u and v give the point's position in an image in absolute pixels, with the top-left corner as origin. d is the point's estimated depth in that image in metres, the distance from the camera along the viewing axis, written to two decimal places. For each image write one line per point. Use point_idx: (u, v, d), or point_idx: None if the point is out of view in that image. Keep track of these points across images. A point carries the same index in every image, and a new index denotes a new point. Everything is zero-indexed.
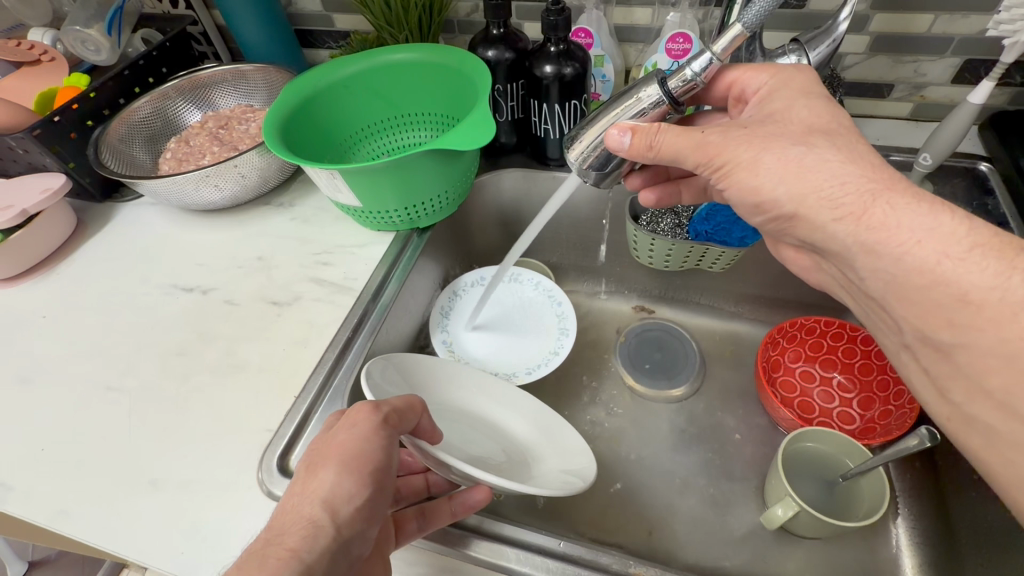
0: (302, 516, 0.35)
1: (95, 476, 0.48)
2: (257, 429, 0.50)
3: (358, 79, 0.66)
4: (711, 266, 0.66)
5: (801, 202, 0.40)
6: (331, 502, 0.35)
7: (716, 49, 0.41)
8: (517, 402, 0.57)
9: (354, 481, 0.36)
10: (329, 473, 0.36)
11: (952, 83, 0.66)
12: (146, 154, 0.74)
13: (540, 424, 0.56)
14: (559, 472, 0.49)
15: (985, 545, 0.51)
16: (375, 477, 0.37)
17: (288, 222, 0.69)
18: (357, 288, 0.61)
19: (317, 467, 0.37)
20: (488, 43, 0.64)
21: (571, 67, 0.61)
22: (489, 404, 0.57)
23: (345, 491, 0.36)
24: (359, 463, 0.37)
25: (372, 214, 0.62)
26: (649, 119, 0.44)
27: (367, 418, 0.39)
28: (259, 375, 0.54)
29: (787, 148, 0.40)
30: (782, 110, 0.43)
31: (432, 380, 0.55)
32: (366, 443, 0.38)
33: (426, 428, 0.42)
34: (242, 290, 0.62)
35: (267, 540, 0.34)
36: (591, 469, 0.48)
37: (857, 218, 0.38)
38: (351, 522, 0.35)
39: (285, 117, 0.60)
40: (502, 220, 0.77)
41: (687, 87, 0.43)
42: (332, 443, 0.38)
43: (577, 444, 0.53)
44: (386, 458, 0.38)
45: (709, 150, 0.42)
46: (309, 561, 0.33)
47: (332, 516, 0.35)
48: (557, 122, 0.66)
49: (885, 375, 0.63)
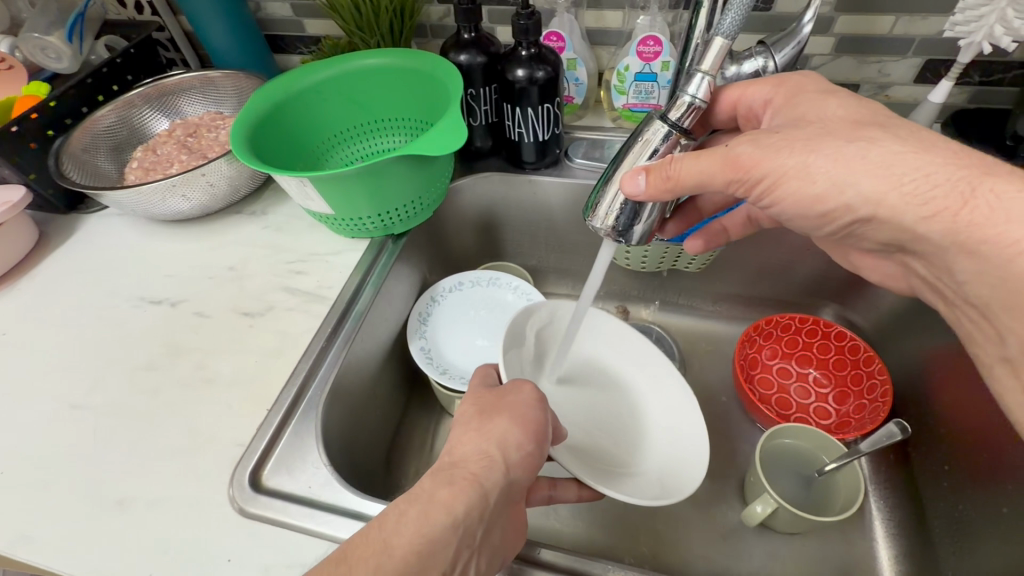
0: (479, 450, 0.40)
1: (62, 496, 0.46)
2: (228, 443, 0.49)
3: (329, 84, 0.65)
4: (687, 266, 0.68)
5: (882, 201, 0.39)
6: (503, 443, 0.41)
7: (707, 69, 0.41)
8: (666, 383, 0.57)
9: (521, 433, 0.41)
10: (503, 421, 0.42)
11: (914, 83, 0.68)
12: (111, 163, 0.72)
13: (677, 414, 0.54)
14: (658, 473, 0.49)
15: (960, 534, 0.52)
16: (541, 435, 0.42)
17: (261, 230, 0.68)
18: (331, 297, 0.60)
19: (491, 415, 0.43)
20: (460, 47, 0.64)
21: (542, 71, 0.61)
22: (637, 375, 0.59)
23: (515, 438, 0.41)
24: (526, 422, 0.42)
25: (345, 222, 0.61)
26: (664, 152, 0.43)
27: (530, 390, 0.45)
28: (230, 387, 0.53)
29: (842, 147, 0.39)
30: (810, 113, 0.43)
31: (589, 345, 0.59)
32: (534, 409, 0.43)
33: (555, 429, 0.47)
34: (214, 301, 0.61)
35: (451, 464, 0.40)
36: (688, 486, 0.46)
37: (955, 213, 0.37)
38: (518, 464, 0.40)
39: (253, 124, 0.59)
40: (480, 225, 0.77)
41: (689, 112, 0.43)
42: (503, 401, 0.44)
43: (701, 435, 0.51)
44: (545, 425, 0.43)
45: (743, 164, 0.41)
46: (486, 487, 0.38)
47: (503, 453, 0.40)
48: (530, 125, 0.65)
49: (859, 370, 0.64)
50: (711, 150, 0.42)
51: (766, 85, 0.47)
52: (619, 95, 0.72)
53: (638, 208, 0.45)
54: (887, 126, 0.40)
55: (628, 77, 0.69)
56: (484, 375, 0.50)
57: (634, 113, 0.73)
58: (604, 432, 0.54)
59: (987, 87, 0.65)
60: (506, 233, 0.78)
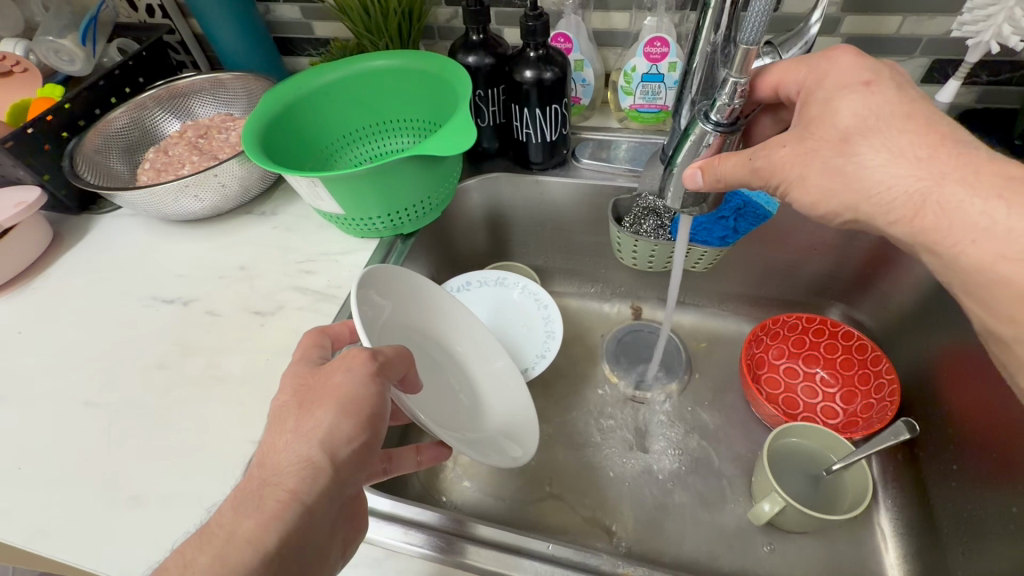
0: (300, 457, 0.35)
1: (76, 492, 0.47)
2: (241, 440, 0.49)
3: (338, 86, 0.66)
4: (695, 265, 0.67)
5: (856, 210, 0.40)
6: (329, 443, 0.35)
7: (735, 72, 0.41)
8: (495, 363, 0.60)
9: (352, 425, 0.36)
10: (328, 414, 0.36)
11: (922, 82, 0.68)
12: (123, 164, 0.72)
13: (515, 396, 0.58)
14: (501, 436, 0.55)
15: (967, 530, 0.52)
16: (374, 419, 0.37)
17: (270, 230, 0.69)
18: (342, 296, 0.61)
19: (313, 406, 0.37)
20: (468, 49, 0.64)
21: (550, 72, 0.61)
22: (463, 345, 0.60)
23: (344, 433, 0.36)
24: (356, 408, 0.37)
25: (356, 221, 0.62)
26: (710, 153, 0.46)
27: (361, 364, 0.38)
28: (242, 385, 0.53)
29: (829, 160, 0.40)
30: (822, 116, 0.40)
31: (422, 302, 0.57)
32: (363, 387, 0.37)
33: (411, 379, 0.43)
34: (225, 300, 0.62)
35: (263, 481, 0.35)
36: (529, 447, 0.53)
37: (910, 221, 0.38)
38: (348, 463, 0.36)
39: (264, 126, 0.60)
40: (489, 224, 0.77)
41: (729, 111, 0.43)
42: (328, 385, 0.37)
43: (530, 409, 0.57)
44: (381, 403, 0.38)
45: (764, 175, 0.42)
46: (310, 502, 0.34)
47: (330, 457, 0.35)
48: (538, 125, 0.66)
49: (867, 369, 0.65)
50: (741, 152, 0.44)
51: (798, 68, 0.44)
52: (626, 96, 0.72)
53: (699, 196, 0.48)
54: (841, 129, 0.39)
55: (634, 78, 0.70)
56: (315, 344, 0.43)
57: (641, 114, 0.73)
58: (430, 402, 0.52)
59: (994, 86, 0.65)
60: (513, 233, 0.78)
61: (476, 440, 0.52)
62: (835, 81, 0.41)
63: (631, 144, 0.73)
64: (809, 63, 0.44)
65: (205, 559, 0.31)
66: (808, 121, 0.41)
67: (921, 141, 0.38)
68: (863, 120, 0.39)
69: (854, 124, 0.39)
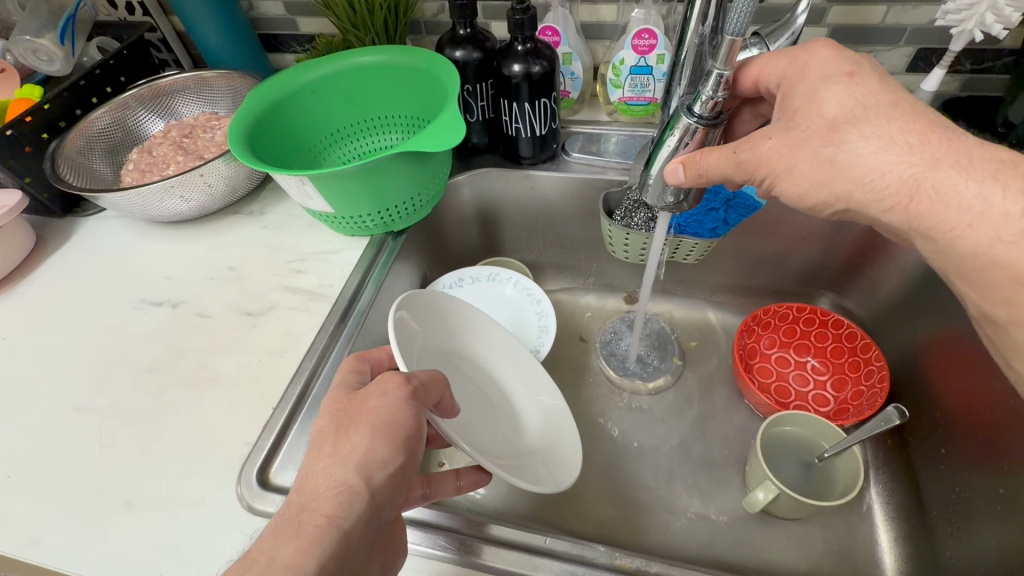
0: (336, 482, 0.35)
1: (70, 500, 0.46)
2: (234, 443, 0.49)
3: (325, 82, 0.65)
4: (686, 257, 0.67)
5: (849, 198, 0.40)
6: (365, 467, 0.35)
7: (719, 65, 0.41)
8: (535, 382, 0.59)
9: (387, 448, 0.36)
10: (363, 436, 0.36)
11: (907, 72, 0.68)
12: (107, 166, 0.71)
13: (552, 418, 0.56)
14: (540, 461, 0.52)
15: (955, 511, 0.53)
16: (411, 444, 0.37)
17: (260, 230, 0.68)
18: (333, 295, 0.60)
19: (347, 431, 0.37)
20: (455, 44, 0.64)
21: (539, 65, 0.61)
22: (504, 367, 0.59)
23: (379, 457, 0.36)
24: (391, 430, 0.36)
25: (345, 220, 0.61)
26: (693, 147, 0.46)
27: (396, 388, 0.38)
28: (233, 387, 0.53)
29: (818, 149, 0.39)
30: (805, 106, 0.41)
31: (453, 325, 0.56)
32: (399, 411, 0.37)
33: (447, 404, 0.42)
34: (214, 301, 0.61)
35: (302, 506, 0.35)
36: (570, 473, 0.50)
37: (905, 206, 0.39)
38: (384, 488, 0.36)
39: (251, 124, 0.59)
40: (480, 220, 0.77)
41: (712, 104, 0.44)
42: (363, 408, 0.37)
43: (570, 428, 0.55)
44: (417, 426, 0.37)
45: (749, 167, 0.42)
46: (347, 528, 0.34)
47: (366, 481, 0.35)
48: (527, 120, 0.66)
49: (856, 357, 0.65)
50: (721, 146, 0.43)
51: (778, 61, 0.45)
52: (615, 89, 0.72)
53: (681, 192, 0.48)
54: (828, 118, 0.40)
55: (623, 71, 0.70)
56: (353, 369, 0.43)
57: (630, 107, 0.73)
58: (470, 427, 0.51)
59: (978, 74, 0.66)
60: (504, 228, 0.78)
61: (517, 467, 0.49)
62: (817, 73, 0.41)
63: (620, 137, 0.73)
64: (792, 55, 0.44)
65: None
66: (792, 112, 0.42)
67: (911, 128, 0.39)
68: (850, 110, 0.39)
69: (842, 113, 0.39)
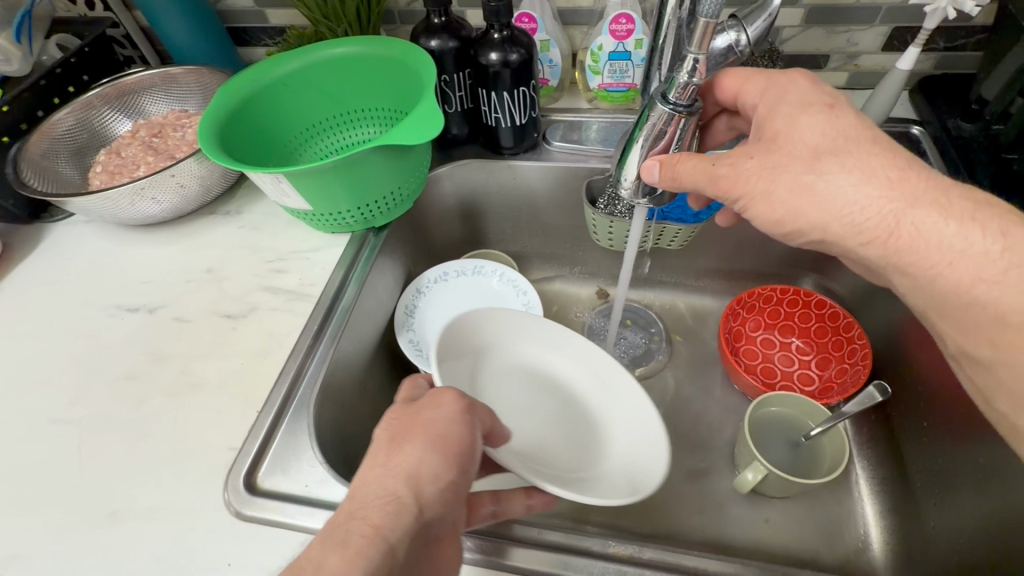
0: (385, 490, 0.34)
1: (51, 514, 0.45)
2: (220, 448, 0.48)
3: (298, 75, 0.63)
4: (669, 244, 0.67)
5: (826, 230, 0.40)
6: (416, 478, 0.35)
7: (693, 49, 0.40)
8: (622, 391, 0.52)
9: (439, 460, 0.35)
10: (416, 448, 0.36)
11: (883, 51, 0.69)
12: (74, 169, 0.69)
13: (637, 427, 0.50)
14: (620, 476, 0.47)
15: (937, 483, 0.54)
16: (466, 459, 0.36)
17: (237, 230, 0.66)
18: (315, 293, 0.59)
19: (400, 442, 0.36)
20: (430, 33, 0.62)
21: (516, 53, 0.60)
22: (585, 380, 0.55)
23: (431, 469, 0.35)
24: (446, 443, 0.36)
25: (324, 217, 0.60)
26: (670, 135, 0.45)
27: (451, 401, 0.38)
28: (216, 391, 0.52)
29: (798, 176, 0.40)
30: (785, 130, 0.42)
31: (517, 341, 0.55)
32: (455, 425, 0.37)
33: (498, 433, 0.41)
34: (193, 305, 0.59)
35: (349, 514, 0.33)
36: (650, 483, 0.43)
37: (884, 241, 0.38)
38: (433, 503, 0.35)
39: (222, 121, 0.57)
40: (463, 212, 0.76)
41: (687, 90, 0.43)
42: (418, 421, 0.37)
43: (657, 435, 0.47)
44: (471, 442, 0.37)
45: (724, 184, 0.42)
46: (394, 540, 0.32)
47: (415, 493, 0.34)
48: (506, 110, 0.65)
49: (840, 336, 0.66)
50: (700, 155, 0.44)
51: (758, 83, 0.46)
52: (594, 75, 0.71)
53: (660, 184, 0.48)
54: (811, 146, 0.40)
55: (602, 57, 0.69)
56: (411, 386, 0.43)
57: (609, 93, 0.73)
58: (551, 445, 0.51)
59: (951, 52, 0.66)
60: (488, 220, 0.77)
61: (588, 485, 0.45)
62: (797, 100, 0.42)
63: (601, 125, 0.73)
64: (771, 77, 0.45)
65: None
66: (774, 135, 0.42)
67: (891, 164, 0.39)
68: (832, 140, 0.40)
69: (823, 142, 0.40)
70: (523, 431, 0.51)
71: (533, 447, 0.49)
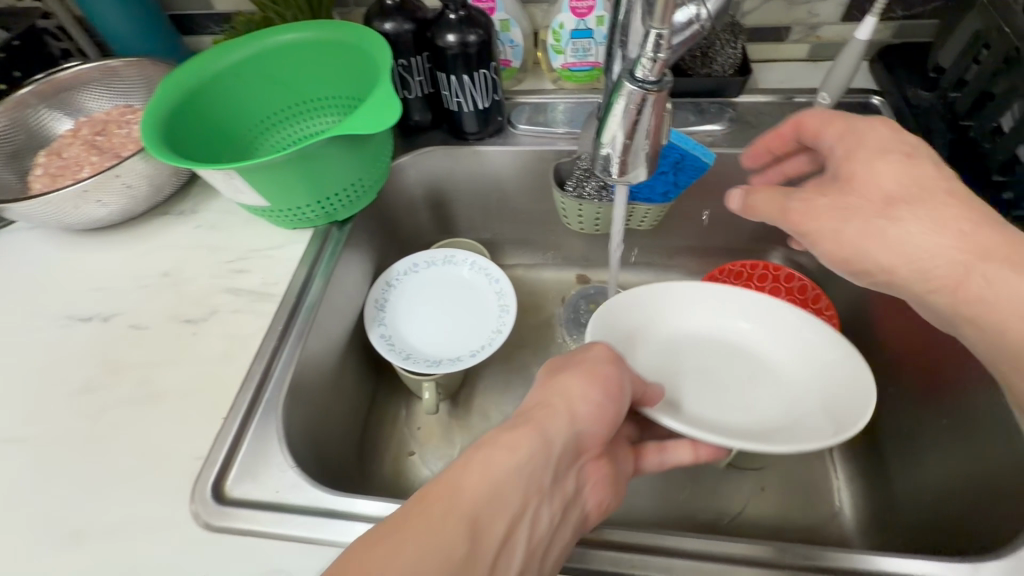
0: (539, 398, 0.41)
1: (9, 538, 0.43)
2: (186, 458, 0.46)
3: (249, 64, 0.60)
4: (640, 224, 0.68)
5: (893, 272, 0.43)
6: (573, 399, 0.40)
7: (655, 24, 0.38)
8: (811, 342, 0.55)
9: (592, 388, 0.41)
10: (573, 376, 0.42)
11: (843, 21, 0.69)
12: (11, 172, 0.65)
13: (829, 375, 0.52)
14: (819, 421, 0.49)
15: (902, 445, 0.56)
16: (612, 390, 0.42)
17: (193, 230, 0.63)
18: (278, 292, 0.57)
19: (558, 371, 0.43)
20: (384, 15, 0.60)
21: (475, 34, 0.58)
22: (770, 343, 0.58)
23: (581, 392, 0.41)
24: (596, 376, 0.42)
25: (283, 212, 0.58)
26: (641, 114, 0.43)
27: (602, 349, 0.45)
28: (180, 399, 0.50)
29: (872, 220, 0.42)
30: (860, 174, 0.44)
31: (681, 313, 0.60)
32: (608, 366, 0.43)
33: (649, 394, 0.46)
34: (150, 311, 0.57)
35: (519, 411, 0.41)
36: (858, 420, 0.45)
37: (953, 289, 0.42)
38: (587, 419, 0.40)
39: (167, 115, 0.54)
40: (431, 202, 0.74)
41: (654, 66, 0.41)
42: (576, 359, 0.44)
43: (861, 371, 0.49)
44: (620, 381, 0.43)
45: (794, 217, 0.45)
46: (552, 433, 0.38)
47: (573, 409, 0.40)
48: (467, 94, 0.63)
49: (809, 308, 0.67)
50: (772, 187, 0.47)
51: (836, 126, 0.47)
52: (557, 55, 0.70)
53: (633, 163, 0.47)
54: (885, 193, 0.42)
55: (564, 35, 0.67)
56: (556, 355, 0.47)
57: (574, 73, 0.71)
58: (728, 408, 0.55)
59: (909, 21, 0.67)
60: (457, 208, 0.76)
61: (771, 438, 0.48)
62: (874, 147, 0.44)
63: (568, 106, 0.71)
64: (852, 122, 0.47)
65: (476, 455, 0.36)
66: (848, 179, 0.44)
67: (965, 217, 0.41)
68: (908, 189, 0.42)
69: (899, 191, 0.42)
70: (705, 398, 0.55)
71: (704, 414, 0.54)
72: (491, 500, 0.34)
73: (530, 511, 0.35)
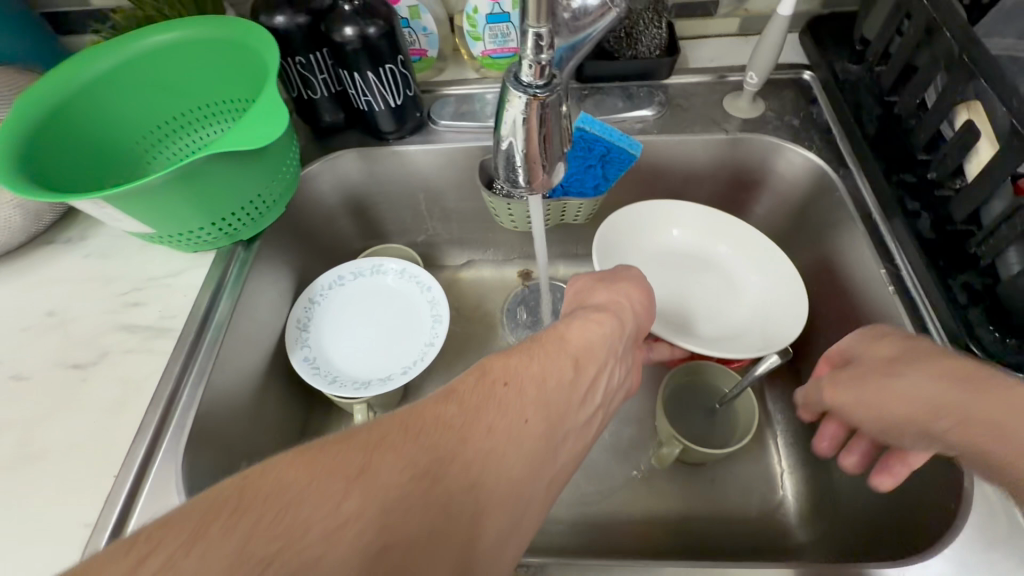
0: (604, 297, 0.46)
1: None
2: (73, 524, 0.42)
3: (126, 70, 0.54)
4: (576, 217, 0.64)
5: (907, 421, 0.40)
6: (624, 298, 0.46)
7: (531, 22, 0.34)
8: (768, 268, 0.60)
9: (641, 293, 0.47)
10: (624, 284, 0.47)
11: None
12: None
13: (771, 300, 0.58)
14: (756, 337, 0.56)
15: None
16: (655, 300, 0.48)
17: (82, 260, 0.57)
18: (177, 327, 0.52)
19: (608, 280, 0.48)
20: (274, 8, 0.53)
21: (375, 26, 0.53)
22: (736, 259, 0.62)
23: (633, 296, 0.46)
24: (644, 287, 0.48)
25: (176, 237, 0.52)
26: (534, 122, 0.39)
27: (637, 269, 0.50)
28: (66, 457, 0.45)
29: (872, 377, 0.42)
30: (864, 349, 0.44)
31: (673, 222, 0.63)
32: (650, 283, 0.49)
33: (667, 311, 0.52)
34: (32, 356, 0.51)
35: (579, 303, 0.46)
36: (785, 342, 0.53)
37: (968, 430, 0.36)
38: (640, 313, 0.46)
39: (26, 135, 0.48)
40: (355, 207, 0.69)
41: (538, 68, 0.37)
42: (624, 273, 0.49)
43: (800, 303, 0.56)
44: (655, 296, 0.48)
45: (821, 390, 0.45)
46: (620, 320, 0.43)
47: (627, 302, 0.45)
48: (375, 92, 0.58)
49: None
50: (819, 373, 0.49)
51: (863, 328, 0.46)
52: (475, 42, 0.65)
53: (537, 172, 0.42)
54: (884, 356, 0.42)
55: (479, 20, 0.63)
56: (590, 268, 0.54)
57: (495, 61, 0.66)
58: (689, 313, 0.60)
59: None
60: (384, 212, 0.71)
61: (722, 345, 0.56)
62: (882, 331, 0.44)
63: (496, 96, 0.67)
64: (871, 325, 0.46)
65: (566, 329, 0.41)
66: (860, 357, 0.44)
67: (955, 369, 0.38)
68: (901, 355, 0.41)
69: (893, 354, 0.42)
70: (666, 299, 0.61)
71: (670, 319, 0.59)
72: (589, 350, 0.39)
73: (609, 368, 0.40)
